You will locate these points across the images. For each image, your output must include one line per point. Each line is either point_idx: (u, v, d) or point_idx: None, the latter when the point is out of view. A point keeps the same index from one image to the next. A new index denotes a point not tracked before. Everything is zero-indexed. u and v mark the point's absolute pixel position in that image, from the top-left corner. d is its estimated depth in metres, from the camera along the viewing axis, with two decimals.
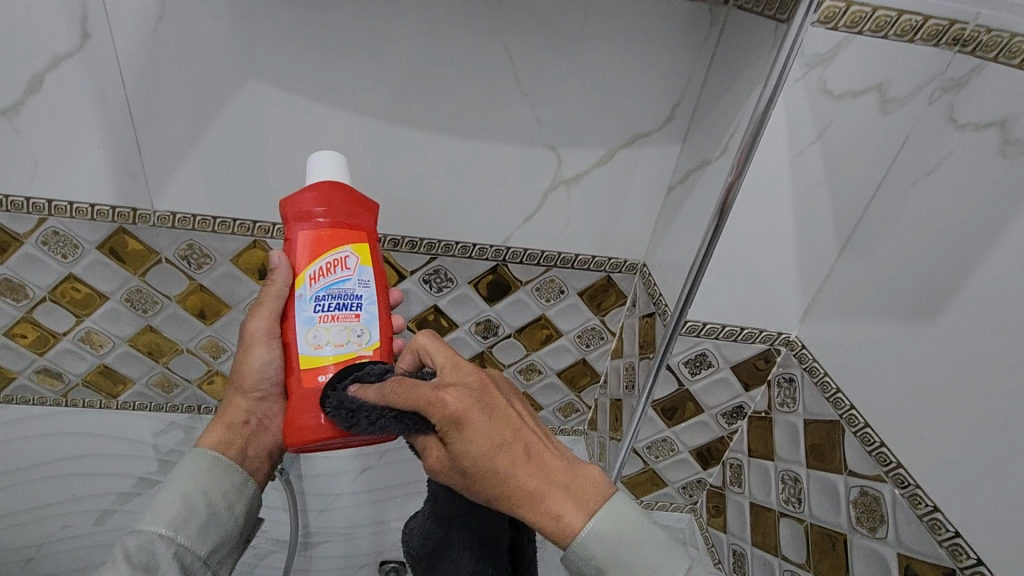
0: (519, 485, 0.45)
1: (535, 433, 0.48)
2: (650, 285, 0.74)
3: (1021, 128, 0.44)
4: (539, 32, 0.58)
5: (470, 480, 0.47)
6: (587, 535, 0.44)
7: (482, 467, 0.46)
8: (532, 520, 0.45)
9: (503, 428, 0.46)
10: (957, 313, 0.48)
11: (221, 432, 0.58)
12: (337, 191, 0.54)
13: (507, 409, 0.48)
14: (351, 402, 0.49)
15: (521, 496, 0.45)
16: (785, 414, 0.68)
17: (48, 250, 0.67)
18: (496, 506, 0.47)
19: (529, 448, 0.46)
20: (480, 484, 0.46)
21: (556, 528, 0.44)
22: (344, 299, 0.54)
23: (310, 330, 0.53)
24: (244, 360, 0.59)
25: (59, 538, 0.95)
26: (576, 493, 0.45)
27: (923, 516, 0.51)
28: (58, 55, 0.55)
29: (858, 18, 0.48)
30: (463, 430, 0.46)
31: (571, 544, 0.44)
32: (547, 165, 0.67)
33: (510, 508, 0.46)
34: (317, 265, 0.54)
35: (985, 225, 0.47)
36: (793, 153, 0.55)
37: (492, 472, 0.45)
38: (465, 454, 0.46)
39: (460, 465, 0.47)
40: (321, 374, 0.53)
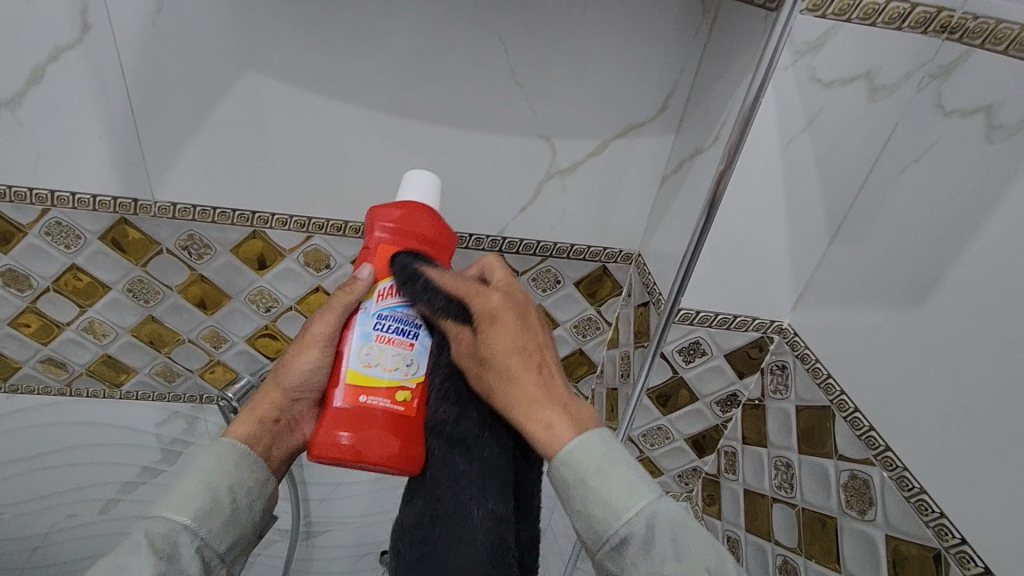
0: (527, 390, 0.49)
1: (553, 360, 0.53)
2: (645, 274, 0.74)
3: (1006, 114, 0.45)
4: (532, 22, 0.59)
5: (486, 375, 0.51)
6: (576, 441, 0.46)
7: (501, 364, 0.51)
8: (528, 424, 0.49)
9: (532, 340, 0.53)
10: (944, 297, 0.49)
11: (251, 425, 0.55)
12: (422, 215, 0.56)
13: (539, 330, 0.54)
14: (416, 269, 0.53)
15: (525, 397, 0.49)
16: (778, 402, 0.69)
17: (51, 240, 0.68)
18: (499, 407, 0.51)
19: (543, 365, 0.51)
20: (494, 380, 0.51)
21: (546, 431, 0.47)
22: (405, 324, 0.54)
23: (365, 346, 0.53)
24: (294, 357, 0.57)
25: (66, 526, 0.97)
26: (573, 414, 0.48)
27: (910, 498, 0.52)
28: (59, 48, 0.56)
29: (846, 6, 0.48)
30: (499, 326, 0.52)
31: (557, 455, 0.46)
32: (542, 155, 0.68)
33: (512, 411, 0.50)
34: (390, 282, 0.54)
35: (971, 210, 0.47)
36: (784, 141, 0.55)
37: (509, 370, 0.50)
38: (493, 345, 0.51)
39: (483, 356, 0.52)
40: (363, 395, 0.53)
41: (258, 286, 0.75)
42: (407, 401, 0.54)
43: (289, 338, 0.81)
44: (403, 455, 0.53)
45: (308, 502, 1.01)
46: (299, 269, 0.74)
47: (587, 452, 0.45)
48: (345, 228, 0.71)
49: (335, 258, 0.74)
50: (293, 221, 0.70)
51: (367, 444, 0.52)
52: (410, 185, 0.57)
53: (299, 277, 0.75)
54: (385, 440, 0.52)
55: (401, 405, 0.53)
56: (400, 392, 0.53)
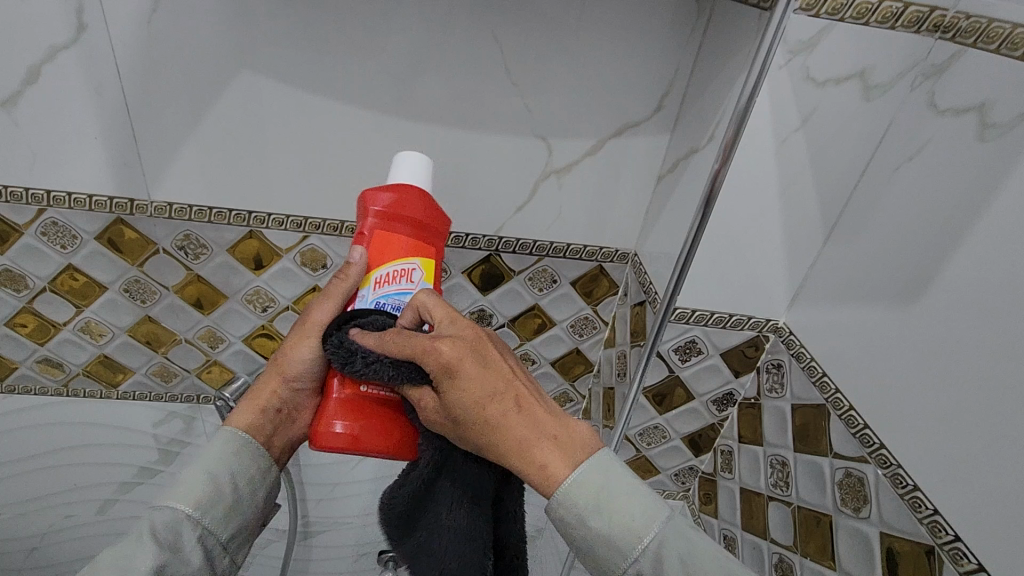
0: (511, 436, 0.46)
1: (528, 387, 0.49)
2: (641, 273, 0.74)
3: (998, 113, 0.45)
4: (527, 22, 0.59)
5: (463, 429, 0.48)
6: (569, 484, 0.45)
7: (475, 417, 0.47)
8: (520, 469, 0.46)
9: (499, 378, 0.48)
10: (937, 295, 0.49)
11: (252, 416, 0.56)
12: (414, 199, 0.56)
13: (502, 363, 0.49)
14: (352, 343, 0.51)
15: (511, 444, 0.46)
16: (774, 400, 0.69)
17: (48, 240, 0.68)
18: (487, 456, 0.48)
19: (520, 400, 0.48)
20: (472, 432, 0.47)
21: (540, 476, 0.45)
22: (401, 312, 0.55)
23: None
24: (293, 346, 0.57)
25: (64, 527, 0.97)
26: (562, 444, 0.46)
27: (904, 495, 0.52)
28: (55, 48, 0.56)
29: (839, 5, 0.49)
30: (459, 377, 0.47)
31: (557, 493, 0.45)
32: (538, 155, 0.68)
33: (502, 459, 0.47)
34: (386, 269, 0.55)
35: (963, 209, 0.48)
36: (778, 140, 0.56)
37: (486, 421, 0.46)
38: (460, 401, 0.47)
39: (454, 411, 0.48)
40: (362, 382, 0.54)
41: (255, 286, 0.75)
42: None
43: (285, 337, 0.81)
44: (402, 442, 0.54)
45: (305, 502, 1.01)
46: (296, 269, 0.74)
47: (583, 485, 0.45)
48: (342, 227, 0.71)
49: (331, 258, 0.74)
50: (289, 221, 0.70)
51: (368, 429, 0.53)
52: (400, 165, 0.57)
53: (296, 277, 0.75)
54: (386, 427, 0.54)
55: (400, 393, 0.54)
56: None
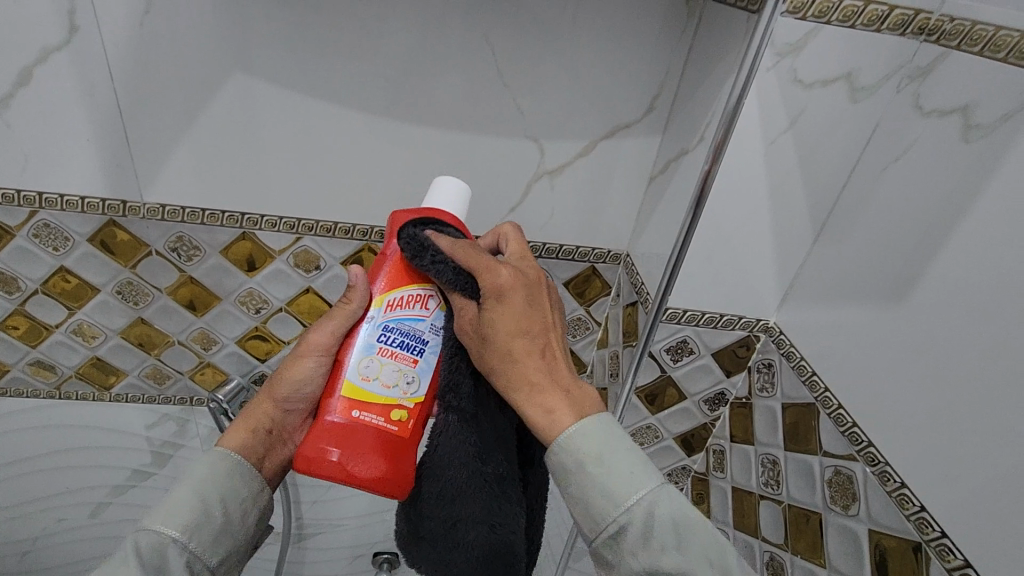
0: (529, 375, 0.48)
1: (559, 342, 0.52)
2: (633, 274, 0.75)
3: (982, 114, 0.46)
4: (519, 24, 0.60)
5: (488, 350, 0.49)
6: (572, 431, 0.46)
7: (507, 344, 0.49)
8: (526, 406, 0.48)
9: (538, 321, 0.50)
10: (923, 293, 0.50)
11: (243, 437, 0.55)
12: (441, 222, 0.54)
13: (547, 311, 0.51)
14: (426, 239, 0.51)
15: (528, 381, 0.48)
16: (765, 399, 0.69)
17: (40, 242, 0.68)
18: (498, 385, 0.49)
19: (547, 350, 0.50)
20: (495, 358, 0.49)
21: (544, 418, 0.47)
22: (410, 339, 0.53)
23: (365, 358, 0.52)
24: (287, 368, 0.58)
25: (56, 530, 0.97)
26: (574, 400, 0.48)
27: (891, 492, 0.53)
28: (47, 49, 0.56)
29: (826, 8, 0.50)
30: (505, 307, 0.49)
31: (556, 439, 0.46)
32: (530, 156, 0.68)
33: (511, 391, 0.49)
34: (400, 293, 0.53)
35: (949, 208, 0.48)
36: (767, 141, 0.56)
37: (513, 350, 0.49)
38: (500, 322, 0.49)
39: (487, 332, 0.49)
40: (356, 410, 0.51)
41: (248, 288, 0.75)
42: (401, 420, 0.52)
43: (278, 339, 0.81)
44: (392, 477, 0.51)
45: (299, 504, 1.01)
46: (289, 270, 0.74)
47: (586, 437, 0.46)
48: (335, 229, 0.71)
49: (325, 259, 0.74)
50: (282, 222, 0.70)
51: (357, 462, 0.50)
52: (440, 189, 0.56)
53: (289, 278, 0.75)
54: (375, 462, 0.51)
55: (395, 424, 0.52)
56: (395, 411, 0.52)
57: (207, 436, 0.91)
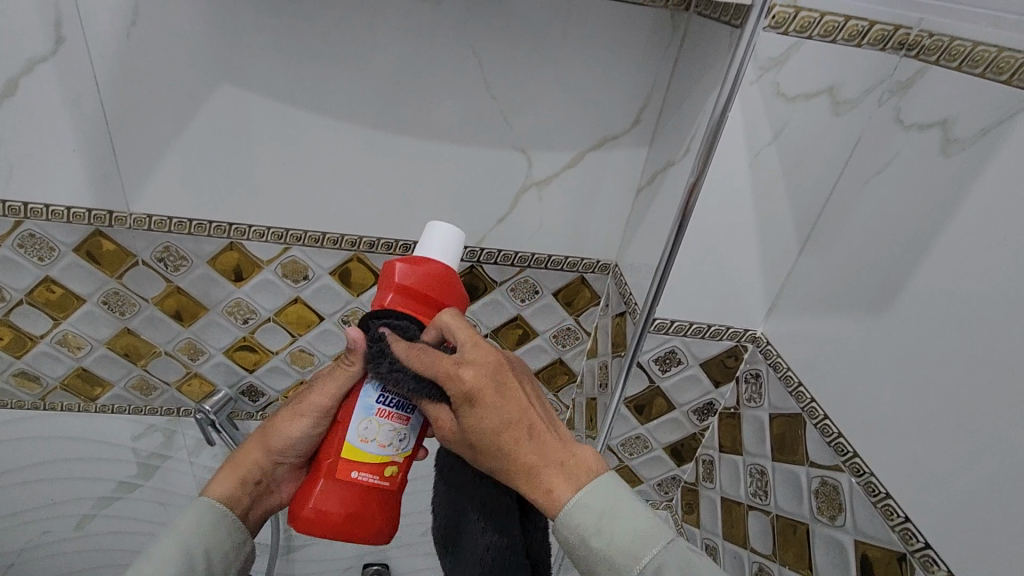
0: (518, 467, 0.47)
1: (542, 414, 0.49)
2: (622, 284, 0.75)
3: (961, 128, 0.47)
4: (506, 36, 0.60)
5: (479, 449, 0.49)
6: (574, 504, 0.45)
7: (490, 441, 0.48)
8: (525, 493, 0.47)
9: (515, 406, 0.48)
10: (906, 304, 0.50)
11: (229, 484, 0.57)
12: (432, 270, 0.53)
13: (519, 392, 0.49)
14: (382, 345, 0.50)
15: (518, 473, 0.47)
16: (753, 410, 0.70)
17: (25, 253, 0.68)
18: (498, 477, 0.49)
19: (534, 430, 0.48)
20: (487, 455, 0.48)
21: (545, 498, 0.46)
22: (406, 398, 0.52)
23: (365, 420, 0.52)
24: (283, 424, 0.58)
25: (39, 543, 0.95)
26: (571, 472, 0.47)
27: (877, 503, 0.53)
28: (34, 60, 0.56)
29: (807, 23, 0.50)
30: (479, 405, 0.47)
31: (559, 517, 0.45)
32: (519, 167, 0.69)
33: (510, 481, 0.48)
34: None
35: (929, 220, 0.49)
36: (752, 153, 0.57)
37: (498, 447, 0.47)
38: (476, 420, 0.48)
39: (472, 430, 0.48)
40: (354, 471, 0.53)
41: (236, 298, 0.75)
42: (394, 476, 0.54)
43: (266, 349, 0.81)
44: (380, 532, 0.55)
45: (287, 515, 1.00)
46: (277, 280, 0.74)
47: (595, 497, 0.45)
48: (323, 238, 0.71)
49: (313, 269, 0.74)
50: (270, 232, 0.70)
51: (351, 519, 0.53)
52: (430, 237, 0.54)
53: (277, 288, 0.75)
54: (367, 519, 0.54)
55: (389, 481, 0.54)
56: (389, 468, 0.54)
57: (194, 447, 0.91)
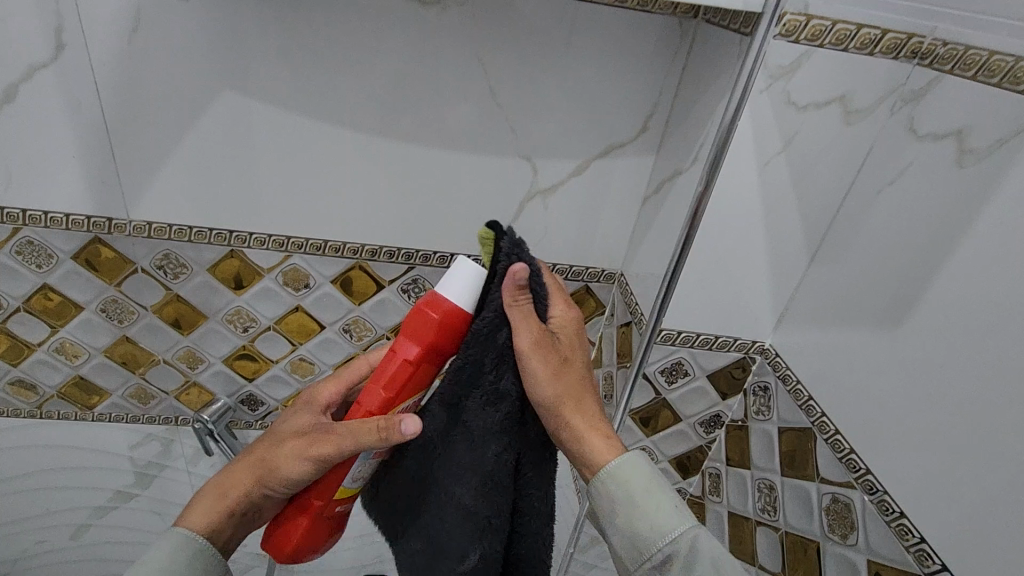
0: (589, 405, 0.47)
1: None
2: (627, 294, 0.74)
3: (976, 139, 0.46)
4: (511, 44, 0.59)
5: (562, 375, 0.46)
6: (628, 460, 0.46)
7: (575, 371, 0.47)
8: (588, 432, 0.46)
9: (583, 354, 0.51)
10: (920, 319, 0.49)
11: (214, 507, 0.50)
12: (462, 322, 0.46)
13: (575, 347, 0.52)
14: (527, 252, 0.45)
15: (588, 408, 0.47)
16: (761, 423, 0.68)
17: (23, 260, 0.67)
18: (561, 411, 0.46)
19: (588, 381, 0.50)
20: (567, 383, 0.46)
21: (607, 438, 0.47)
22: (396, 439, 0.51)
23: (362, 466, 0.50)
24: (289, 461, 0.50)
25: (36, 553, 0.94)
26: None
27: (890, 522, 0.51)
28: (33, 66, 0.55)
29: (819, 31, 0.50)
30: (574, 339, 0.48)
31: (620, 462, 0.46)
32: (524, 175, 0.68)
33: (571, 418, 0.46)
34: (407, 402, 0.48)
35: (944, 233, 0.48)
36: (761, 162, 0.56)
37: (581, 379, 0.48)
38: (570, 346, 0.48)
39: (563, 355, 0.47)
40: (338, 505, 0.53)
41: (236, 306, 0.74)
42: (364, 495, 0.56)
43: (267, 358, 0.80)
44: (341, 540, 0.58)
45: None
46: (278, 289, 0.73)
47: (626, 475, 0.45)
48: (325, 246, 0.70)
49: (314, 277, 0.73)
50: (271, 240, 0.69)
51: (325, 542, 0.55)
52: (453, 277, 0.45)
53: (278, 296, 0.74)
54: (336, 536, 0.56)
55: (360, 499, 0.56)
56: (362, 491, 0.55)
57: (192, 457, 0.89)
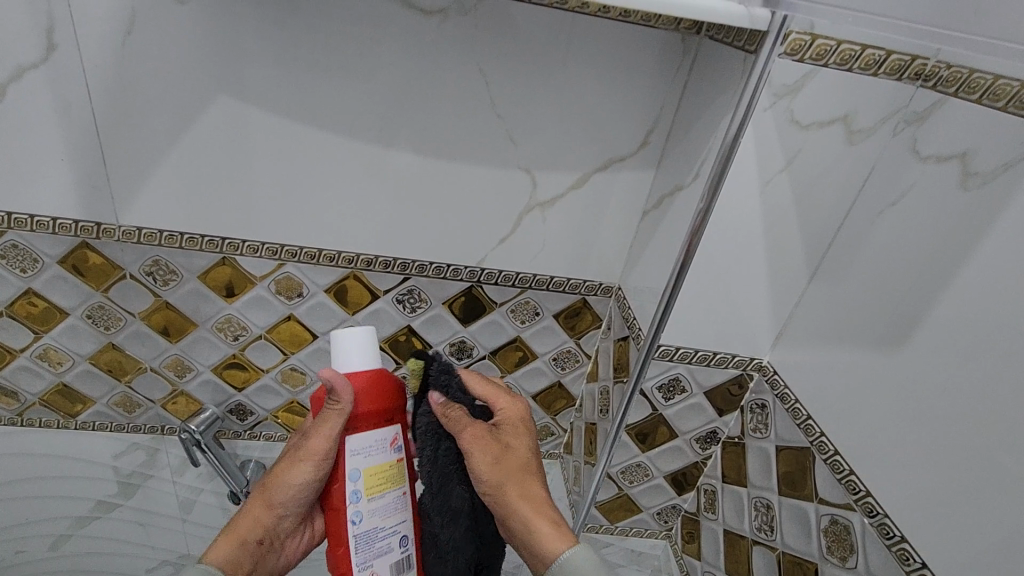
0: (533, 490, 0.58)
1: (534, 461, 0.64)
2: (625, 308, 0.73)
3: (981, 162, 0.45)
4: (514, 54, 0.59)
5: (502, 465, 0.57)
6: (574, 553, 0.53)
7: (519, 460, 0.58)
8: (537, 522, 0.56)
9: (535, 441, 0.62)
10: (921, 341, 0.49)
11: (228, 551, 0.57)
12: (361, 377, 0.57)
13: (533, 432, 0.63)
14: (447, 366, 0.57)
15: (533, 496, 0.57)
16: (758, 440, 0.68)
17: (7, 264, 0.65)
18: (511, 498, 0.57)
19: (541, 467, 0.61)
20: (508, 472, 0.57)
21: (554, 527, 0.55)
22: (382, 507, 0.57)
23: (401, 517, 0.58)
24: (281, 471, 0.58)
25: (14, 563, 0.91)
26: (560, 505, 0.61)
27: (891, 547, 0.51)
28: (23, 67, 0.54)
29: (824, 51, 0.49)
30: (519, 428, 0.60)
31: (565, 551, 0.53)
32: (523, 187, 0.67)
33: (517, 509, 0.57)
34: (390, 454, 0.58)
35: (947, 255, 0.47)
36: (763, 180, 0.56)
37: (526, 469, 0.58)
38: (512, 434, 0.59)
39: (506, 444, 0.58)
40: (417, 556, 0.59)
41: (226, 314, 0.73)
42: None
43: (257, 367, 0.78)
44: None
45: None
46: (271, 297, 0.72)
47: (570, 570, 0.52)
48: (319, 255, 0.69)
49: (308, 286, 0.71)
50: (265, 247, 0.68)
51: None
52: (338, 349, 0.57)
53: (270, 305, 0.72)
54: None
55: None
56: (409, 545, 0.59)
57: (178, 466, 0.87)
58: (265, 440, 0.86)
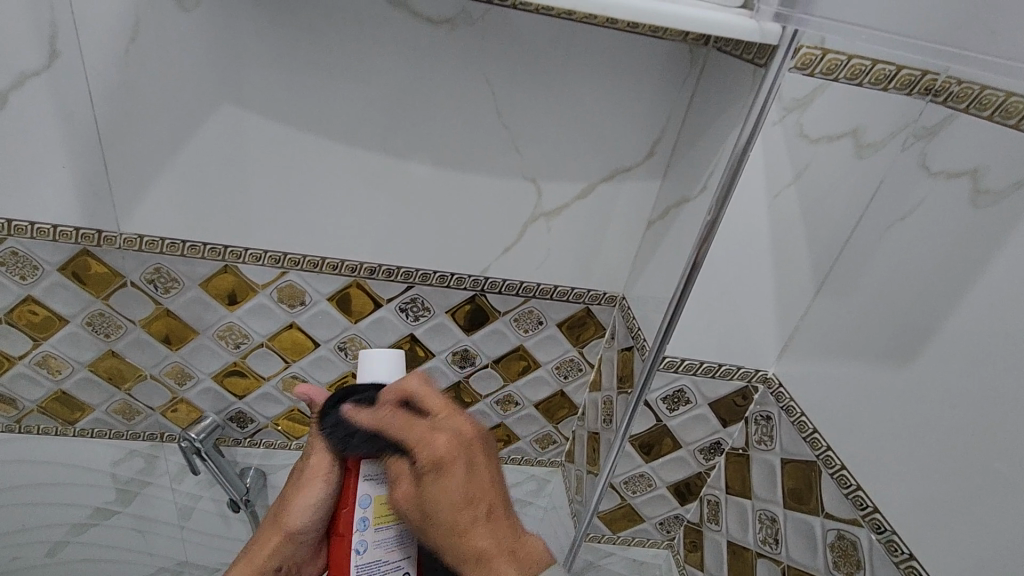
0: (471, 540, 0.48)
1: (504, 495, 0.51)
2: (629, 318, 0.73)
3: (991, 179, 0.45)
4: (520, 64, 0.58)
5: (431, 514, 0.49)
6: None
7: (445, 512, 0.48)
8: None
9: (478, 484, 0.49)
10: (929, 358, 0.49)
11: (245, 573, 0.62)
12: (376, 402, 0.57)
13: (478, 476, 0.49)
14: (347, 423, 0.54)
15: (470, 549, 0.48)
16: (763, 452, 0.68)
17: (6, 271, 0.64)
18: (448, 553, 0.49)
19: (491, 510, 0.49)
20: (438, 522, 0.49)
21: None
22: (387, 539, 0.56)
23: (406, 553, 0.56)
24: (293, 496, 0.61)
25: (10, 570, 0.90)
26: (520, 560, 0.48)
27: (899, 564, 0.51)
28: (24, 74, 0.53)
29: (834, 65, 0.50)
30: (446, 479, 0.48)
31: None
32: (528, 196, 0.67)
33: (460, 563, 0.48)
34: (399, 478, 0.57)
35: (956, 272, 0.47)
36: (771, 193, 0.56)
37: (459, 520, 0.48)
38: (431, 486, 0.49)
39: (429, 494, 0.49)
40: None
41: (228, 322, 0.72)
42: None
43: (258, 375, 0.77)
44: None
45: None
46: (272, 305, 0.71)
47: None
48: (322, 263, 0.68)
49: (310, 294, 0.71)
50: (267, 256, 0.67)
51: None
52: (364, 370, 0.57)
53: (272, 313, 0.72)
54: None
55: None
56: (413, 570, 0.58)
57: (177, 474, 0.86)
58: (265, 447, 0.85)
